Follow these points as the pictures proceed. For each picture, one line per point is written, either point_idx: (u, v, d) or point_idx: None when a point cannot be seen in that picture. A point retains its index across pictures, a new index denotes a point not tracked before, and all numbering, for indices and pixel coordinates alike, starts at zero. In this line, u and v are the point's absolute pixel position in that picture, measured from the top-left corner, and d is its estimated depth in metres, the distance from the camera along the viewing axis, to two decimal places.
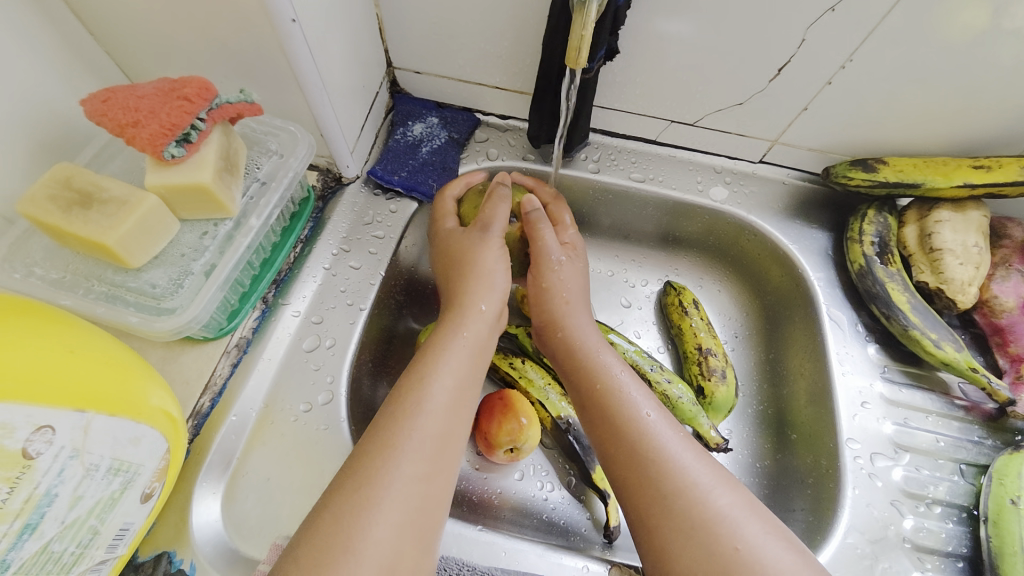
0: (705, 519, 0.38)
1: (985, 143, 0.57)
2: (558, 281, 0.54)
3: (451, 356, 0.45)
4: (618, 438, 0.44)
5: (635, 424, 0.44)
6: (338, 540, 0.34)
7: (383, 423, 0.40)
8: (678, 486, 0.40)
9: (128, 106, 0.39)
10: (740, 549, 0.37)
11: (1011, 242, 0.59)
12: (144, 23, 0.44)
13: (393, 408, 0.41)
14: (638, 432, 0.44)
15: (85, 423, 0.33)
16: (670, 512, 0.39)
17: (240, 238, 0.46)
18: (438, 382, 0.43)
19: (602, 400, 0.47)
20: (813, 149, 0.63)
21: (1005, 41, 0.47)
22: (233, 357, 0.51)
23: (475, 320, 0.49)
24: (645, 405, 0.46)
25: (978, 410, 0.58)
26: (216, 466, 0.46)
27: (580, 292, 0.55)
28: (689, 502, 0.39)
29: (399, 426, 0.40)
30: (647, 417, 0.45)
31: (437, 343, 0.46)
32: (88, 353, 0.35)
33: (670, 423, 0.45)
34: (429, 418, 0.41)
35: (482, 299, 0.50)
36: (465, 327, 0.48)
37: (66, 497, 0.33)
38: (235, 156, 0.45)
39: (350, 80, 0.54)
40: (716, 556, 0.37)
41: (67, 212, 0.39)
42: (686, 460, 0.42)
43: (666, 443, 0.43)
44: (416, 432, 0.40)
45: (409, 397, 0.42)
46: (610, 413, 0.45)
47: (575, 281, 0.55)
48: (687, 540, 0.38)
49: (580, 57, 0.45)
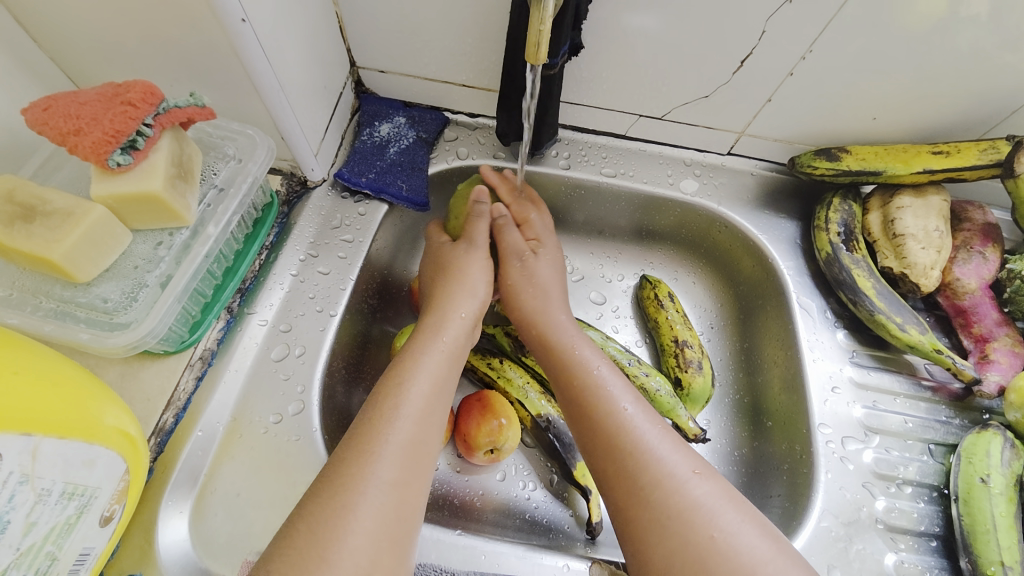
0: (682, 508, 0.38)
1: (944, 129, 0.59)
2: (524, 277, 0.56)
3: (424, 361, 0.44)
4: (594, 438, 0.44)
5: (610, 421, 0.44)
6: (312, 551, 0.33)
7: (359, 432, 0.39)
8: (655, 478, 0.40)
9: (70, 113, 0.37)
10: (716, 538, 0.37)
11: (971, 225, 0.61)
12: (87, 25, 0.42)
13: (369, 413, 0.40)
14: (616, 427, 0.43)
15: (32, 448, 0.31)
16: (648, 506, 0.39)
17: (198, 246, 0.44)
18: (415, 386, 0.42)
19: (578, 399, 0.47)
20: (779, 140, 0.63)
21: (962, 27, 0.48)
22: (197, 370, 0.49)
23: (451, 321, 0.49)
24: (623, 398, 0.45)
25: (945, 390, 0.59)
26: (183, 484, 0.45)
27: (554, 288, 0.56)
28: (666, 494, 0.39)
29: (374, 431, 0.39)
30: (625, 410, 0.45)
31: (412, 349, 0.45)
32: (36, 373, 0.34)
33: (650, 417, 0.45)
34: (406, 421, 0.40)
35: (462, 305, 0.50)
36: (441, 329, 0.48)
37: (17, 525, 0.31)
38: (189, 163, 0.44)
39: (311, 81, 0.53)
40: (691, 543, 0.37)
41: (8, 227, 0.37)
42: (664, 451, 0.42)
43: (643, 434, 0.43)
44: (393, 438, 0.39)
45: (383, 401, 0.41)
46: (586, 410, 0.46)
47: (548, 273, 0.56)
48: (663, 532, 0.38)
49: (540, 52, 0.44)
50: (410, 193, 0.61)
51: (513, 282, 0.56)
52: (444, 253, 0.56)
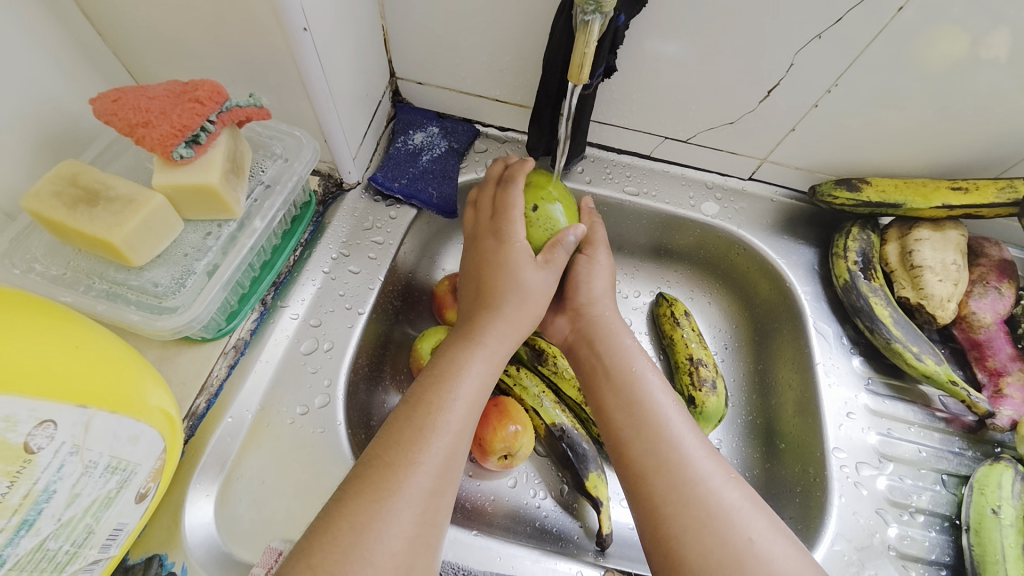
0: (719, 509, 0.39)
1: (962, 166, 0.60)
2: (597, 270, 0.55)
3: (472, 369, 0.45)
4: (631, 435, 0.45)
5: (651, 420, 0.45)
6: (355, 549, 0.34)
7: (404, 434, 0.40)
8: (693, 477, 0.41)
9: (139, 106, 0.39)
10: (753, 541, 0.38)
11: (987, 261, 0.62)
12: (155, 25, 0.45)
13: (414, 417, 0.41)
14: (659, 424, 0.44)
15: (86, 420, 0.33)
16: (684, 507, 0.40)
17: (244, 238, 0.46)
18: (460, 400, 0.43)
19: (622, 390, 0.47)
20: (800, 168, 0.65)
21: (983, 69, 0.50)
22: (230, 358, 0.51)
23: (498, 338, 0.48)
24: (662, 397, 0.47)
25: (958, 422, 0.60)
26: (210, 468, 0.46)
27: (609, 290, 0.55)
28: (704, 492, 0.40)
29: (418, 436, 0.40)
30: (666, 407, 0.46)
31: (460, 356, 0.46)
32: (93, 350, 0.35)
33: (683, 415, 0.46)
34: (447, 436, 0.41)
35: (520, 314, 0.50)
36: (487, 342, 0.48)
37: (63, 495, 0.33)
38: (241, 159, 0.46)
39: (355, 89, 0.55)
40: (729, 545, 0.38)
41: (73, 209, 0.39)
42: (699, 454, 0.43)
43: (681, 436, 0.44)
44: (436, 449, 0.40)
45: (427, 408, 0.42)
46: (627, 406, 0.46)
47: (603, 279, 0.55)
48: (701, 531, 0.38)
49: (583, 73, 0.47)
50: (440, 200, 0.63)
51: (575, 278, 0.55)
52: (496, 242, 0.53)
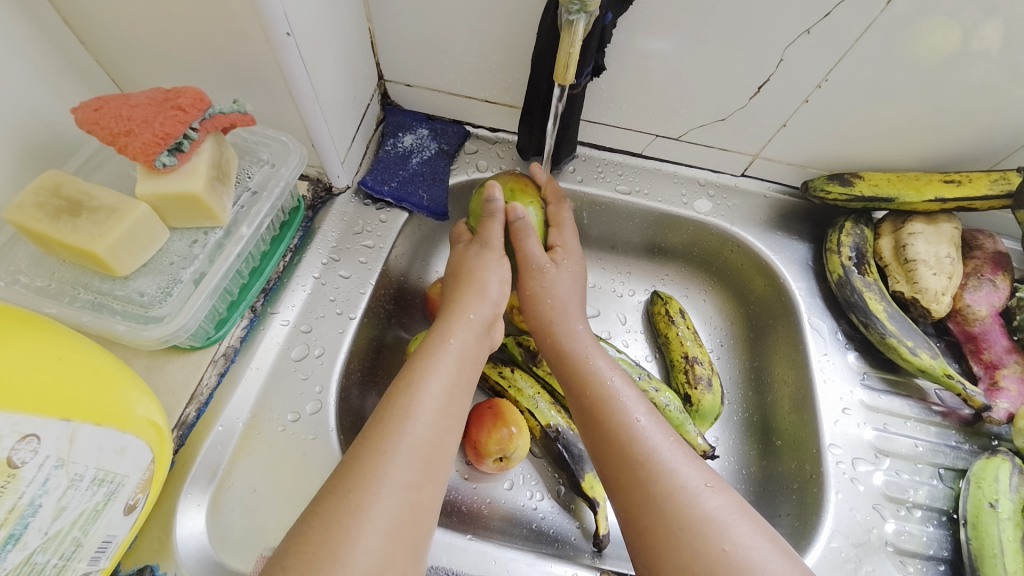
0: (693, 521, 0.39)
1: (955, 158, 0.60)
2: (544, 287, 0.54)
3: (442, 361, 0.45)
4: (605, 449, 0.45)
5: (623, 431, 0.44)
6: (328, 548, 0.34)
7: (373, 431, 0.40)
8: (666, 490, 0.40)
9: (121, 115, 0.39)
10: (728, 551, 0.37)
11: (982, 253, 0.61)
12: (137, 33, 0.44)
13: (383, 413, 0.41)
14: (631, 437, 0.44)
15: (70, 432, 0.33)
16: (660, 519, 0.39)
17: (231, 246, 0.46)
18: (429, 387, 0.43)
19: (591, 407, 0.47)
20: (792, 163, 0.65)
21: (973, 61, 0.50)
22: (220, 366, 0.50)
23: (463, 323, 0.49)
24: (635, 411, 0.46)
25: (955, 415, 0.59)
26: (201, 477, 0.46)
27: (575, 297, 0.55)
28: (678, 505, 0.39)
29: (386, 430, 0.40)
30: (639, 422, 0.45)
31: (429, 348, 0.46)
32: (77, 361, 0.35)
33: (661, 427, 0.45)
34: (418, 424, 0.40)
35: (470, 306, 0.51)
36: (452, 333, 0.48)
37: (49, 509, 0.32)
38: (227, 166, 0.45)
39: (342, 92, 0.55)
40: (704, 556, 0.37)
41: (55, 220, 0.38)
42: (676, 463, 0.42)
43: (656, 446, 0.43)
44: (405, 438, 0.39)
45: (397, 401, 0.42)
46: (599, 420, 0.46)
47: (567, 284, 0.55)
48: (676, 543, 0.38)
49: (569, 73, 0.46)
50: (430, 203, 0.63)
51: (532, 293, 0.54)
52: (460, 258, 0.55)
